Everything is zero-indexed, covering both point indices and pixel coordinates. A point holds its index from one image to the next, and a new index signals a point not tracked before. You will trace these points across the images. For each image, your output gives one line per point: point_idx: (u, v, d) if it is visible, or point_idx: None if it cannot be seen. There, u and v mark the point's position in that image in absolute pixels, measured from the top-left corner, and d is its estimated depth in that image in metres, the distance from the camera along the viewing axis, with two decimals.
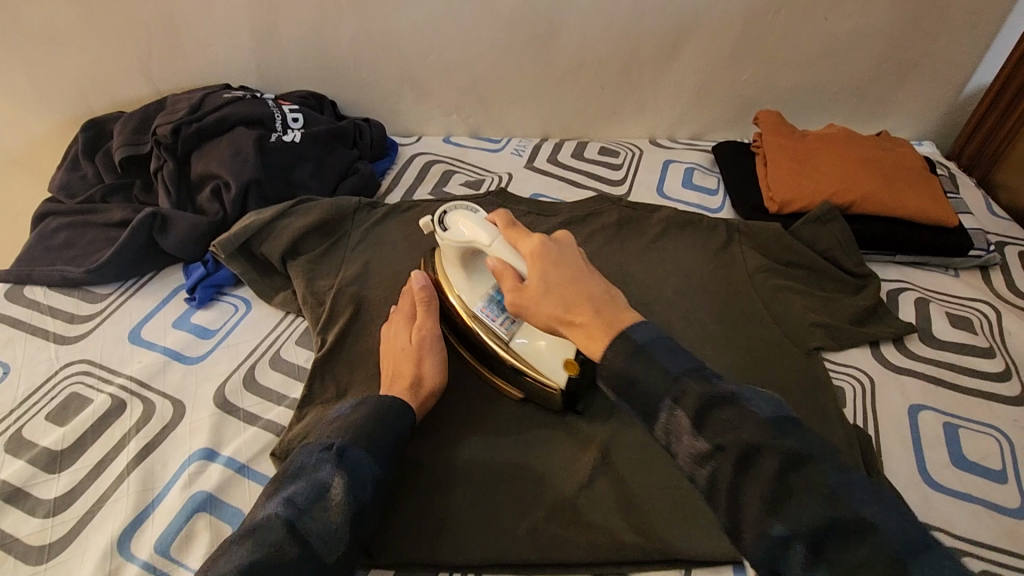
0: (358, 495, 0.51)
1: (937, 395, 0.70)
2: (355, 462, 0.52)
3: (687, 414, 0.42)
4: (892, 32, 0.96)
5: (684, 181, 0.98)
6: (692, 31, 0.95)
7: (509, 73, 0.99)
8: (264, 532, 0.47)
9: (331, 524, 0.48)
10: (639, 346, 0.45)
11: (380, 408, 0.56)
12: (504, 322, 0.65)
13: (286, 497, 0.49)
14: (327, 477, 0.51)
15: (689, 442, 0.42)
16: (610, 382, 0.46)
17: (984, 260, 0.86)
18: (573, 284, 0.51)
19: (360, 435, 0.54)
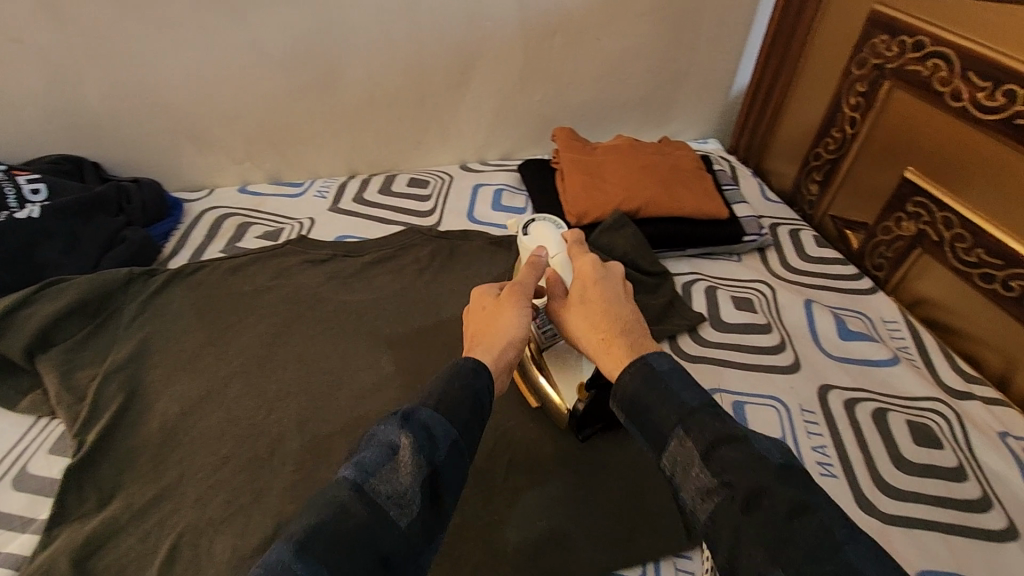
0: (431, 456, 0.45)
1: (726, 377, 0.76)
2: (423, 422, 0.46)
3: (695, 445, 0.46)
4: (658, 46, 1.04)
5: (493, 204, 0.99)
6: (476, 60, 0.97)
7: (298, 115, 0.95)
8: (327, 496, 0.42)
9: (401, 485, 0.43)
10: (660, 378, 0.50)
11: (454, 368, 0.51)
12: (545, 330, 0.65)
13: (355, 461, 0.44)
14: (395, 438, 0.45)
15: (695, 476, 0.45)
16: (625, 405, 0.51)
17: (760, 243, 0.95)
18: (610, 307, 0.57)
19: (431, 395, 0.49)
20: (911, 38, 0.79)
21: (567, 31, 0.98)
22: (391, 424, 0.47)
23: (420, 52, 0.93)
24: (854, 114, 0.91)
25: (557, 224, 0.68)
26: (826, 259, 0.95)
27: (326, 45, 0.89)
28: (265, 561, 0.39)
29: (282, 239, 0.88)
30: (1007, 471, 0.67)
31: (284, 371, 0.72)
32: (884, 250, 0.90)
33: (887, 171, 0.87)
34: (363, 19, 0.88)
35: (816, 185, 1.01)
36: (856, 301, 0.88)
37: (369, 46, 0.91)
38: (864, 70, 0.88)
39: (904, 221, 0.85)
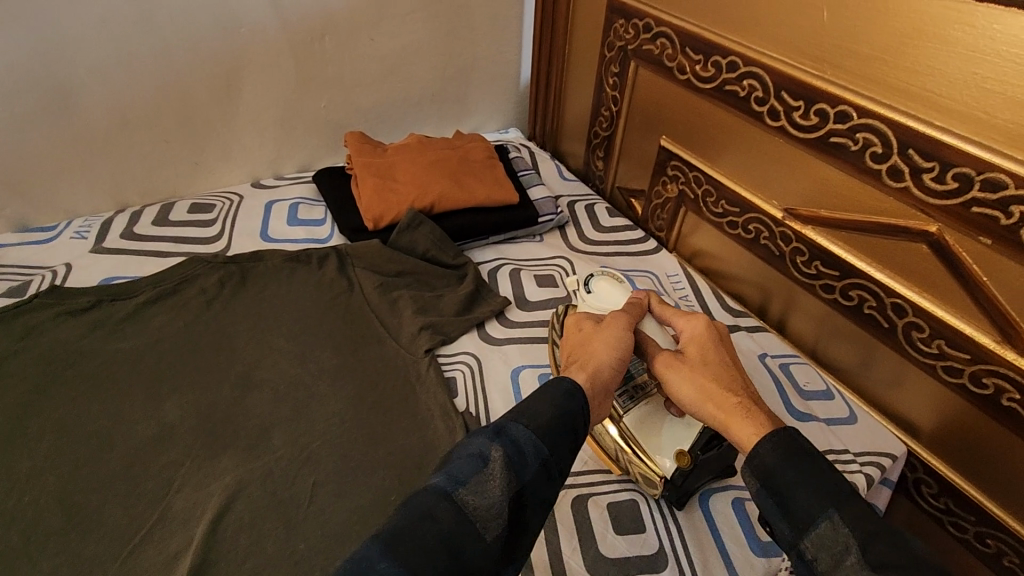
0: (520, 473, 0.45)
1: (532, 352, 0.78)
2: (512, 438, 0.47)
3: (853, 535, 0.43)
4: (436, 43, 1.06)
5: (289, 219, 0.94)
6: (242, 70, 0.92)
7: (32, 148, 0.83)
8: (409, 504, 0.42)
9: (488, 497, 0.43)
10: (807, 454, 0.48)
11: (544, 386, 0.52)
12: (622, 397, 0.66)
13: (446, 469, 0.45)
14: (486, 450, 0.46)
15: (851, 568, 0.42)
16: (765, 474, 0.49)
17: (557, 221, 1.01)
18: (728, 370, 0.59)
19: (522, 409, 0.49)
20: (640, 21, 0.89)
21: (336, 33, 0.96)
22: (481, 435, 0.47)
23: (171, 65, 0.86)
24: (614, 93, 0.99)
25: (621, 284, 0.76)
26: (617, 228, 1.03)
27: (49, 64, 0.79)
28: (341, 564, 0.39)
29: (28, 293, 0.76)
30: (766, 387, 0.78)
31: (39, 444, 0.62)
32: (661, 212, 1.00)
33: (649, 141, 0.97)
34: (88, 34, 0.79)
35: (601, 161, 1.10)
36: (643, 262, 0.97)
37: (106, 63, 0.82)
38: (613, 53, 0.97)
39: (670, 184, 0.95)
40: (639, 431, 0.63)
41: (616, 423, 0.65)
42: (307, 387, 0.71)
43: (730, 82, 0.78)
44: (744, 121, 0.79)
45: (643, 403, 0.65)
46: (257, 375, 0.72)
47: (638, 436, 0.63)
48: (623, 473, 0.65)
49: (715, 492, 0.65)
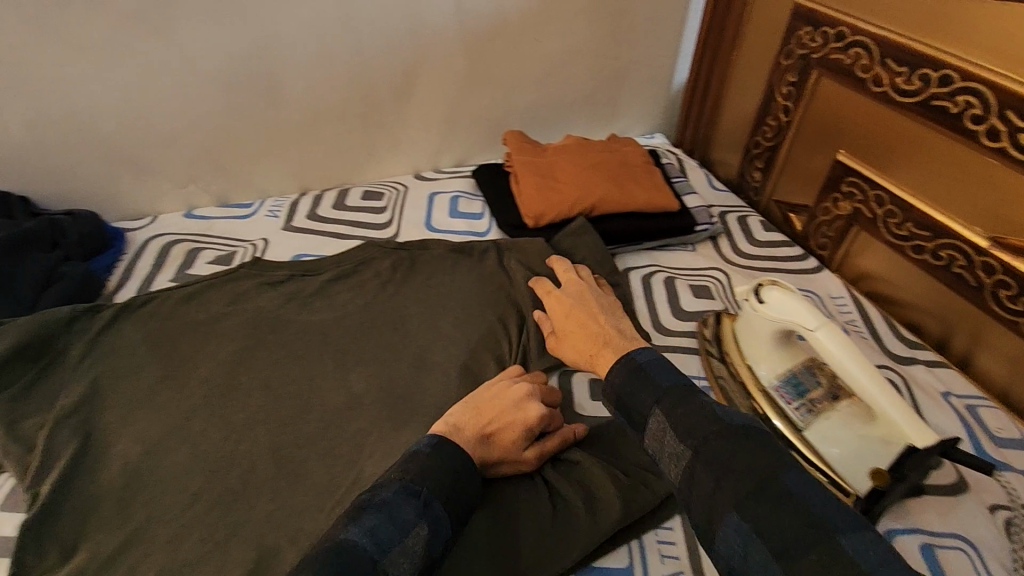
0: (433, 552, 0.45)
1: (692, 363, 0.78)
2: (437, 516, 0.46)
3: (668, 419, 0.49)
4: (598, 47, 1.07)
5: (450, 211, 0.99)
6: (420, 68, 0.97)
7: (240, 133, 0.92)
8: (338, 562, 0.40)
9: (404, 574, 0.43)
10: (642, 367, 0.54)
11: (466, 467, 0.51)
12: (798, 407, 0.67)
13: (367, 528, 0.43)
14: (412, 523, 0.45)
15: (670, 444, 0.48)
16: (610, 392, 0.55)
17: (711, 231, 0.98)
18: (584, 329, 0.66)
19: (441, 480, 0.48)
20: (832, 29, 0.85)
21: (507, 34, 0.99)
22: (409, 505, 0.46)
23: (360, 62, 0.92)
24: (787, 102, 0.95)
25: (797, 292, 0.68)
26: (774, 242, 0.99)
27: (262, 60, 0.87)
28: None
29: (235, 263, 0.86)
30: (953, 429, 0.72)
31: (251, 399, 0.69)
32: (826, 229, 0.94)
33: (822, 154, 0.92)
34: (297, 33, 0.86)
35: (759, 171, 1.06)
36: (803, 281, 0.93)
37: (306, 60, 0.89)
38: (792, 60, 0.93)
39: (842, 201, 0.90)
40: (826, 446, 0.64)
41: (797, 435, 0.66)
42: (476, 374, 0.75)
43: (940, 97, 0.73)
44: (950, 140, 0.73)
45: (822, 417, 0.66)
46: (429, 358, 0.76)
47: (822, 452, 0.64)
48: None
49: (899, 533, 0.62)
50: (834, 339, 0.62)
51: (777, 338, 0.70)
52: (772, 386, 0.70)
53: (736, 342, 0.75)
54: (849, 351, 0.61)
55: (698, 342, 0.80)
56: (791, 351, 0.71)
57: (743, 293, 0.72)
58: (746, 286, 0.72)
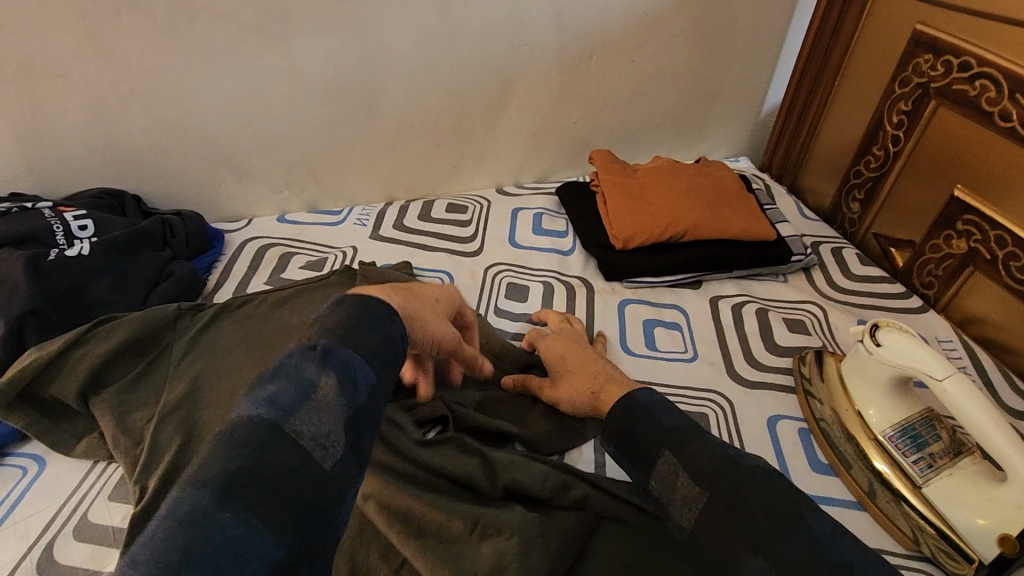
0: (355, 400, 0.37)
1: (789, 401, 0.75)
2: (346, 362, 0.38)
3: (678, 460, 0.44)
4: (692, 68, 1.05)
5: (534, 228, 0.99)
6: (513, 84, 0.97)
7: (336, 142, 0.95)
8: (235, 437, 0.32)
9: (329, 429, 0.35)
10: (641, 407, 0.49)
11: (370, 314, 0.42)
12: (917, 460, 0.62)
13: (262, 397, 0.34)
14: (313, 375, 0.36)
15: (681, 486, 0.44)
16: (611, 432, 0.50)
17: (805, 262, 0.94)
18: (583, 366, 0.67)
19: (349, 330, 0.40)
20: (956, 58, 0.80)
21: (603, 52, 0.98)
22: (306, 359, 0.37)
23: (456, 75, 0.93)
24: (897, 132, 0.91)
25: (918, 336, 0.64)
26: (872, 278, 0.94)
27: (364, 72, 0.89)
28: (176, 517, 0.29)
29: (326, 269, 0.87)
30: None
31: None
32: (933, 268, 0.88)
33: (934, 188, 0.86)
34: (402, 47, 0.88)
35: (857, 203, 1.01)
36: (907, 321, 0.87)
37: (405, 72, 0.90)
38: (907, 89, 0.88)
39: (955, 239, 0.83)
40: (950, 507, 0.59)
41: (912, 490, 0.62)
42: None
43: None
44: None
45: (944, 474, 0.61)
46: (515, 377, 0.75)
47: (944, 513, 0.59)
48: (914, 549, 0.60)
49: None
50: (967, 393, 0.57)
51: (893, 386, 0.66)
52: (885, 436, 0.65)
53: (842, 385, 0.70)
54: (984, 407, 0.56)
55: (796, 380, 0.76)
56: (905, 400, 0.66)
57: (856, 333, 0.68)
58: (859, 326, 0.68)
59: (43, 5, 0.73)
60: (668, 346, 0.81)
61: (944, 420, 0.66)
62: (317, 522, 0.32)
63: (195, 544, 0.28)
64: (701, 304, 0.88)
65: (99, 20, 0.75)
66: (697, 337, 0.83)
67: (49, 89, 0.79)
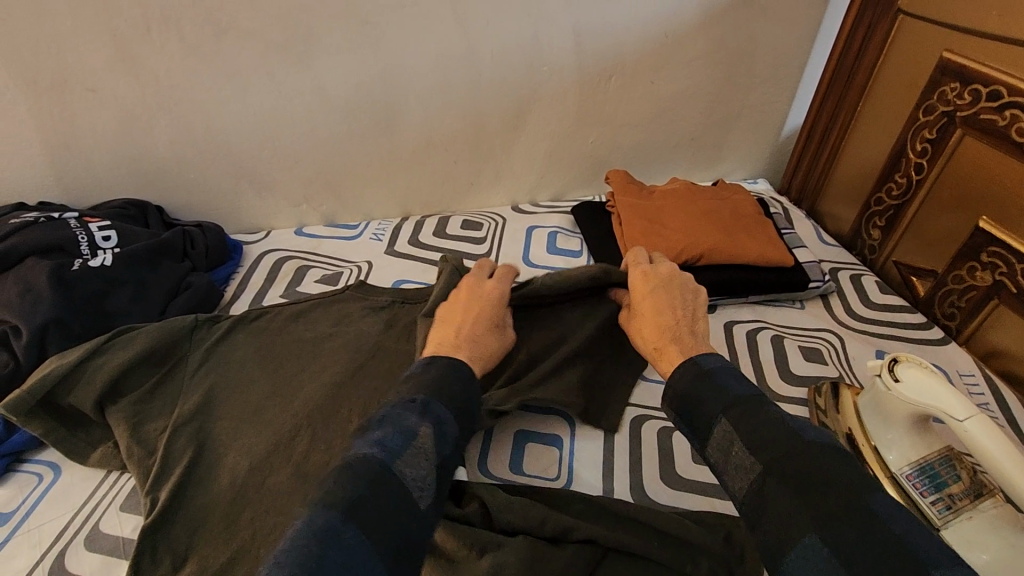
0: (442, 449, 0.49)
1: None
2: (439, 416, 0.50)
3: (735, 430, 0.47)
4: (712, 90, 1.05)
5: (548, 247, 0.99)
6: (532, 104, 0.98)
7: (355, 158, 0.96)
8: (355, 471, 0.43)
9: (422, 470, 0.46)
10: (708, 373, 0.52)
11: (458, 374, 0.55)
12: (935, 500, 0.61)
13: (377, 440, 0.46)
14: (417, 426, 0.48)
15: (737, 454, 0.46)
16: (675, 396, 0.53)
17: (823, 289, 0.93)
18: (655, 315, 0.63)
19: (440, 390, 0.52)
20: (985, 87, 0.78)
21: (623, 74, 0.98)
22: (410, 412, 0.49)
23: (476, 95, 0.94)
24: (920, 160, 0.89)
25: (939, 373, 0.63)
26: (891, 307, 0.92)
27: (385, 90, 0.90)
28: (314, 531, 0.39)
29: (341, 283, 0.88)
30: None
31: (351, 425, 0.68)
32: (956, 299, 0.86)
33: (958, 218, 0.84)
34: (424, 67, 0.89)
35: (877, 230, 0.99)
36: (927, 352, 0.85)
37: (425, 90, 0.91)
38: (932, 116, 0.87)
39: (979, 270, 0.82)
40: (968, 551, 0.57)
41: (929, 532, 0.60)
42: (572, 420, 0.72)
43: None
44: None
45: (962, 517, 0.59)
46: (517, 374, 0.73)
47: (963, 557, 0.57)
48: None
49: None
50: (988, 433, 0.55)
51: (912, 423, 0.64)
52: (902, 474, 0.63)
53: (858, 419, 0.69)
54: (1006, 448, 0.54)
55: (812, 411, 0.75)
56: (925, 437, 0.64)
57: (874, 367, 0.67)
58: (878, 360, 0.67)
59: (78, 23, 0.75)
60: None
61: (964, 459, 0.63)
62: (408, 551, 0.42)
63: (326, 553, 0.38)
64: (715, 329, 0.87)
65: (131, 38, 0.77)
66: None
67: (80, 103, 0.81)
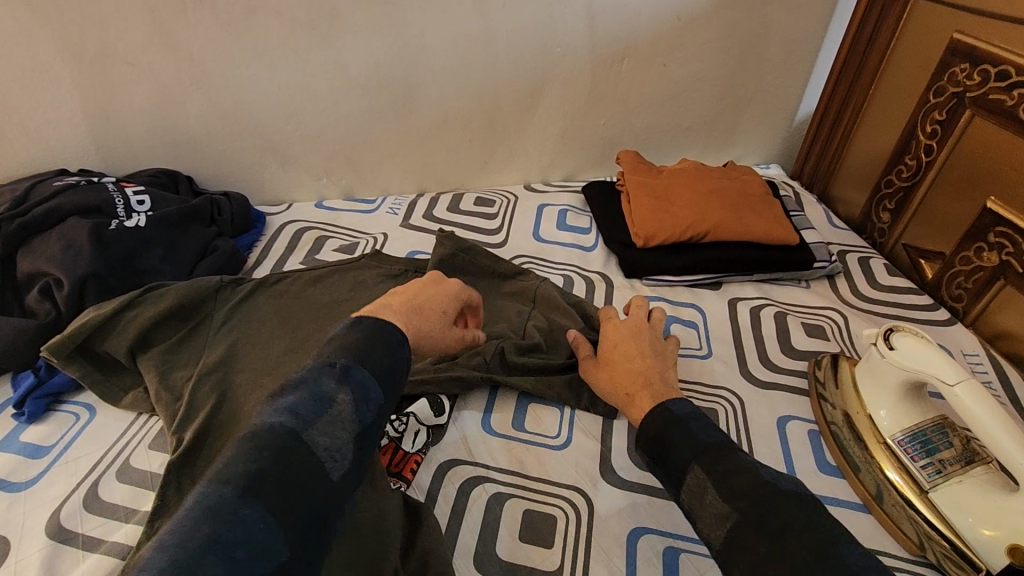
0: (366, 418, 0.41)
1: (801, 404, 0.75)
2: (361, 381, 0.42)
3: (709, 477, 0.50)
4: (725, 74, 1.06)
5: (558, 224, 1.01)
6: (545, 85, 1.00)
7: (374, 136, 1.00)
8: (258, 442, 0.36)
9: (342, 440, 0.39)
10: (679, 419, 0.56)
11: (383, 331, 0.46)
12: (926, 465, 0.62)
13: (287, 407, 0.39)
14: (333, 392, 0.40)
15: (711, 502, 0.49)
16: (647, 444, 0.56)
17: (829, 269, 0.94)
18: (626, 362, 0.66)
19: (365, 350, 0.44)
20: (994, 68, 0.79)
21: (636, 56, 1.00)
22: (325, 376, 0.41)
23: (492, 75, 0.97)
24: (930, 142, 0.90)
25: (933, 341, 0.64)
26: (899, 288, 0.93)
27: (404, 70, 0.94)
28: (200, 514, 0.33)
29: (357, 253, 0.92)
30: None
31: None
32: (963, 281, 0.86)
33: (966, 199, 0.85)
34: (442, 46, 0.92)
35: (887, 213, 1.00)
36: (932, 332, 0.86)
37: (443, 70, 0.95)
38: (942, 98, 0.87)
39: (986, 251, 0.82)
40: (956, 514, 0.58)
41: (919, 495, 0.61)
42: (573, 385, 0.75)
43: None
44: None
45: (954, 481, 0.61)
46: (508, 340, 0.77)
47: (950, 518, 0.59)
48: (918, 554, 0.59)
49: None
50: (976, 399, 0.57)
51: (905, 391, 0.66)
52: (895, 440, 0.65)
53: (855, 388, 0.71)
54: (994, 413, 0.56)
55: (809, 383, 0.76)
56: (918, 406, 0.66)
57: (870, 337, 0.68)
58: (875, 329, 0.68)
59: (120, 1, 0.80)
60: (682, 343, 0.82)
61: (958, 428, 0.65)
62: (326, 527, 0.37)
63: (221, 531, 0.32)
64: (719, 305, 0.89)
65: (168, 14, 0.82)
66: (713, 336, 0.83)
67: (118, 76, 0.86)
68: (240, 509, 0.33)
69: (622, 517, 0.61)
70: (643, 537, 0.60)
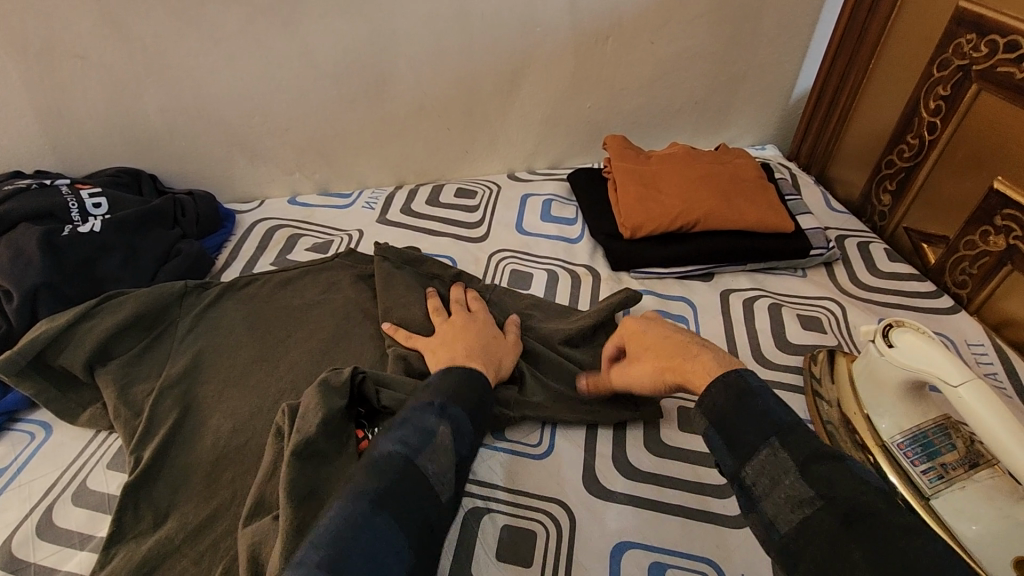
0: (461, 448, 0.51)
1: (796, 403, 0.71)
2: (456, 416, 0.52)
3: (791, 459, 0.44)
4: (717, 51, 1.00)
5: (542, 215, 0.97)
6: (525, 68, 0.95)
7: (347, 127, 0.95)
8: (380, 467, 0.46)
9: (445, 469, 0.49)
10: (753, 388, 0.48)
11: (467, 371, 0.58)
12: (927, 471, 0.58)
13: (400, 437, 0.49)
14: (435, 426, 0.51)
15: (790, 487, 0.43)
16: (710, 411, 0.49)
17: (827, 256, 0.89)
18: (665, 350, 0.59)
19: (456, 392, 0.55)
20: (1003, 38, 0.73)
21: (621, 34, 0.94)
22: (428, 412, 0.52)
23: (469, 58, 0.92)
24: (933, 119, 0.84)
25: (934, 336, 0.60)
26: (900, 275, 0.88)
27: (375, 56, 0.88)
28: (339, 525, 0.42)
29: (331, 252, 0.88)
30: None
31: None
32: (968, 266, 0.81)
33: (973, 180, 0.80)
34: (413, 26, 0.86)
35: (887, 195, 0.95)
36: (934, 321, 0.81)
37: (417, 54, 0.89)
38: (946, 72, 0.82)
39: (992, 235, 0.77)
40: (959, 522, 0.55)
41: (920, 502, 0.58)
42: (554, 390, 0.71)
43: None
44: None
45: (957, 487, 0.57)
46: None
47: (953, 528, 0.55)
48: None
49: None
50: (983, 401, 0.52)
51: (905, 391, 0.62)
52: (894, 443, 0.61)
53: (852, 387, 0.67)
54: (1001, 416, 0.51)
55: (805, 380, 0.72)
56: (918, 407, 0.62)
57: (868, 334, 0.64)
58: (873, 326, 0.64)
59: None
60: None
61: (963, 428, 0.61)
62: (429, 542, 0.45)
63: (360, 538, 0.41)
64: (711, 298, 0.84)
65: (114, 2, 0.77)
66: (704, 330, 0.79)
67: (70, 69, 0.82)
68: (374, 520, 0.43)
69: (605, 531, 0.58)
70: (627, 553, 0.56)
